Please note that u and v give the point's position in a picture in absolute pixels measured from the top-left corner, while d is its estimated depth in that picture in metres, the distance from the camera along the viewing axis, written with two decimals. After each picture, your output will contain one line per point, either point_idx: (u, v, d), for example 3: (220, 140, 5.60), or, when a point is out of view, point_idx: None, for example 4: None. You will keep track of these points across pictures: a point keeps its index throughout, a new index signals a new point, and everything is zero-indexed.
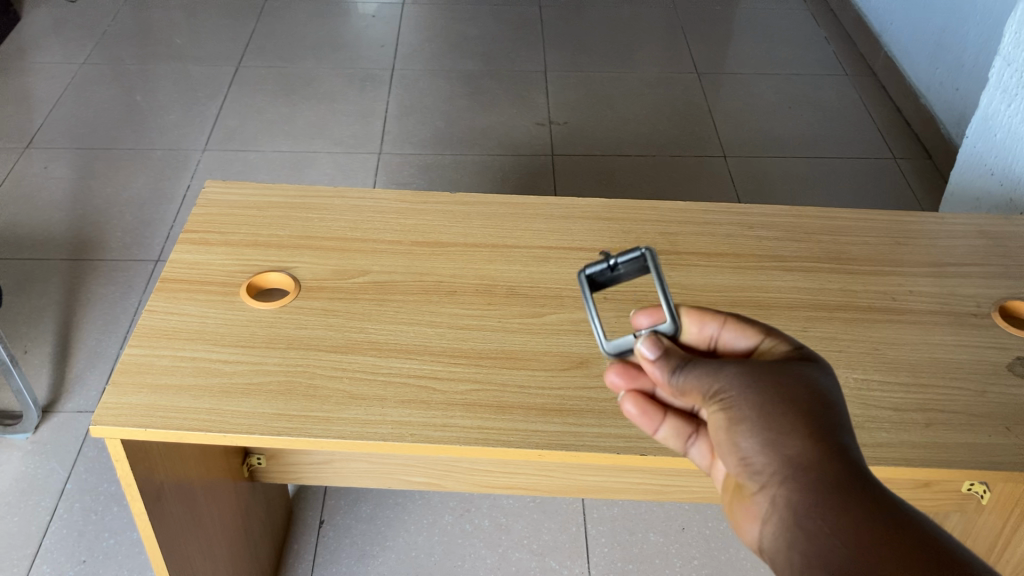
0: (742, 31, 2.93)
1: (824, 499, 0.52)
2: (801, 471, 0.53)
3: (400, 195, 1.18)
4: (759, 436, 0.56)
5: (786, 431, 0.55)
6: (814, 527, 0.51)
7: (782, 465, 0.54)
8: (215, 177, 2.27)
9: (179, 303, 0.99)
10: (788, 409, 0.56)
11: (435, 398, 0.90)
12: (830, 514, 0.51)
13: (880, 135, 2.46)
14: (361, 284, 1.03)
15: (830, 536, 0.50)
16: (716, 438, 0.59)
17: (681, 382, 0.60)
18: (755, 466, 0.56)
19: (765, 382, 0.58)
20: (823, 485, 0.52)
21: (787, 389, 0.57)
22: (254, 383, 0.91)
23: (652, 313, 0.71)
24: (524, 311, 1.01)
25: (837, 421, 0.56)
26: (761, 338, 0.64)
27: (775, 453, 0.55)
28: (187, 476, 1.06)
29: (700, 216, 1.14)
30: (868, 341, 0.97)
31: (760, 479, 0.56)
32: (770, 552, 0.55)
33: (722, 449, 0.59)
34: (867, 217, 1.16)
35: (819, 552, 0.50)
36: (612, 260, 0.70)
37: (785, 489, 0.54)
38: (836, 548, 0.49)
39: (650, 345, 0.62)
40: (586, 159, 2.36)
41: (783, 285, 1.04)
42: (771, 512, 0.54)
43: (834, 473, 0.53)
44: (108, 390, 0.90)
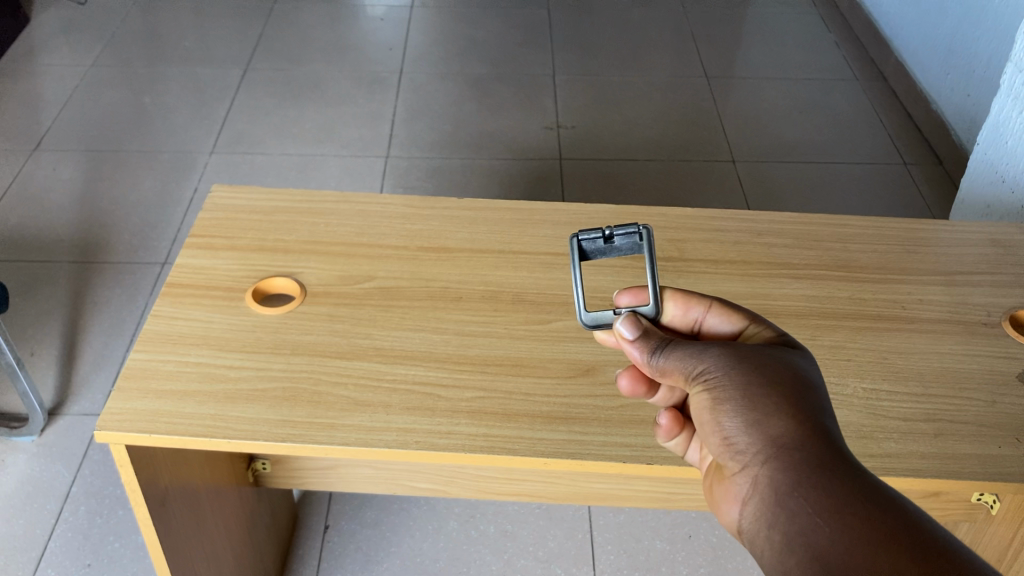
0: (751, 35, 2.92)
1: (802, 473, 0.53)
2: (782, 447, 0.55)
3: (407, 200, 1.17)
4: (742, 416, 0.57)
5: (768, 411, 0.57)
6: (792, 500, 0.52)
7: (763, 444, 0.56)
8: (223, 180, 2.27)
9: (184, 308, 0.99)
10: (771, 389, 0.57)
11: (441, 405, 0.90)
12: (807, 486, 0.52)
13: (890, 141, 2.45)
14: (367, 289, 1.03)
15: (806, 508, 0.51)
16: (702, 421, 0.61)
17: (662, 362, 0.64)
18: (739, 446, 0.57)
19: (750, 366, 0.60)
20: (801, 460, 0.53)
21: (771, 373, 0.59)
22: (259, 389, 0.91)
23: (634, 293, 0.73)
24: (531, 318, 1.00)
25: (819, 403, 0.57)
26: (745, 324, 0.67)
27: (757, 432, 0.56)
28: (192, 481, 1.06)
29: (707, 223, 1.13)
30: (877, 350, 0.97)
31: (742, 459, 0.57)
32: (753, 531, 0.55)
33: (708, 433, 0.60)
34: (876, 225, 1.15)
35: (797, 526, 0.51)
36: (609, 231, 0.71)
37: (766, 466, 0.55)
38: (812, 519, 0.50)
39: (629, 325, 0.66)
40: (594, 164, 2.35)
41: (791, 293, 1.03)
42: (753, 490, 0.55)
43: (813, 449, 0.54)
44: (113, 394, 0.89)
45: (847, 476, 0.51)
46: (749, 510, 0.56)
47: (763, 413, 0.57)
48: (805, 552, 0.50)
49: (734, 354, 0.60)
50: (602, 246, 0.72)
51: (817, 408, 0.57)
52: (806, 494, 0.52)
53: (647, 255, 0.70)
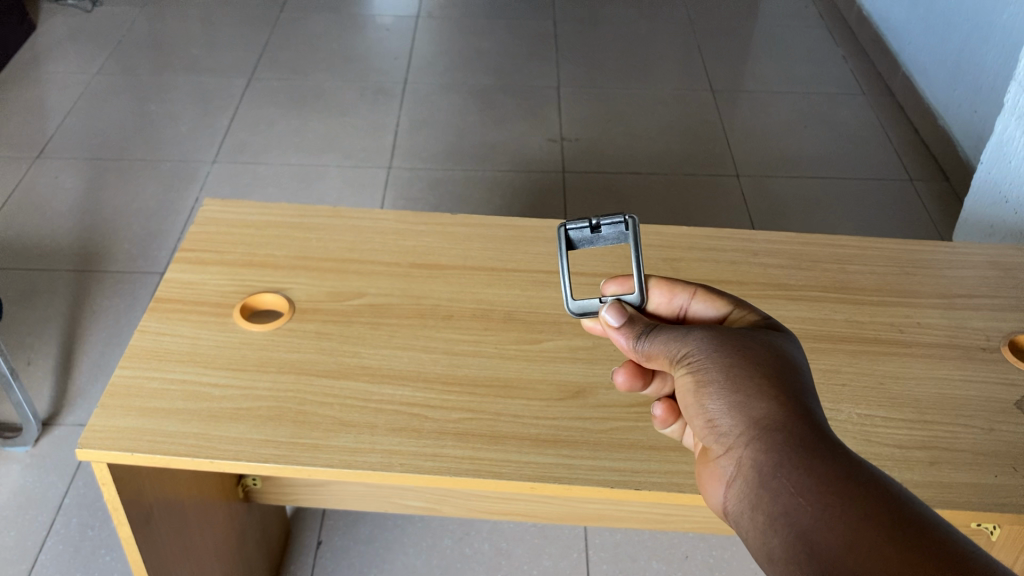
0: (757, 48, 2.91)
1: (783, 453, 0.54)
2: (767, 430, 0.56)
3: (400, 215, 1.16)
4: (726, 398, 0.59)
5: (752, 393, 0.58)
6: (774, 479, 0.53)
7: (746, 426, 0.57)
8: (225, 190, 2.27)
9: (171, 324, 0.98)
10: (754, 373, 0.59)
11: (427, 426, 0.88)
12: (791, 470, 0.53)
13: (897, 156, 2.43)
14: (356, 306, 1.02)
15: (787, 488, 0.52)
16: (688, 405, 0.62)
17: (647, 347, 0.66)
18: (723, 430, 0.59)
19: (734, 350, 0.61)
20: (783, 440, 0.55)
21: (756, 357, 0.60)
22: (243, 408, 0.89)
23: (620, 282, 0.75)
24: (522, 337, 0.99)
25: (802, 385, 0.59)
26: (729, 308, 0.70)
27: (740, 414, 0.58)
28: (179, 498, 1.05)
29: (703, 241, 1.12)
30: (872, 374, 0.95)
31: (727, 441, 0.58)
32: (736, 514, 0.57)
33: (694, 417, 0.62)
34: (875, 245, 1.13)
35: (779, 505, 0.52)
36: (596, 221, 0.72)
37: (748, 447, 0.56)
38: (796, 500, 0.51)
39: (615, 313, 0.68)
40: (597, 177, 2.34)
41: (787, 315, 1.02)
42: (736, 472, 0.57)
43: (796, 430, 0.55)
44: (97, 412, 0.88)
45: (828, 456, 0.53)
46: (732, 491, 0.57)
47: (747, 395, 0.58)
48: (787, 532, 0.51)
49: (719, 339, 0.62)
50: (589, 235, 0.74)
51: (800, 390, 0.58)
52: (787, 474, 0.53)
53: (634, 244, 0.72)
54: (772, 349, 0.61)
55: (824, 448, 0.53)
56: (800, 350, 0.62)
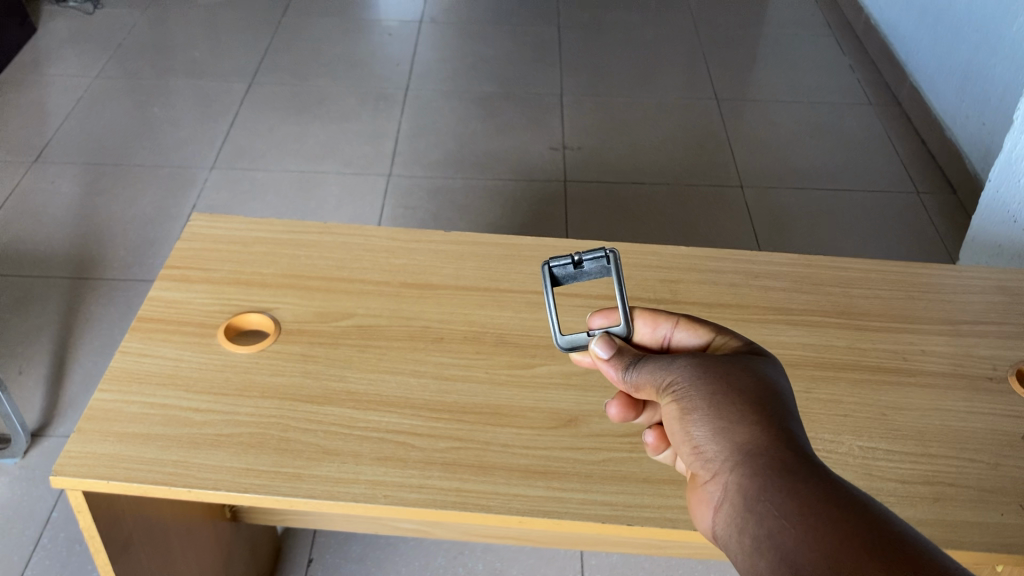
0: (764, 57, 2.88)
1: (767, 477, 0.53)
2: (751, 454, 0.55)
3: (392, 233, 1.13)
4: (710, 425, 0.58)
5: (736, 420, 0.57)
6: (758, 503, 0.52)
7: (732, 452, 0.56)
8: (223, 196, 2.24)
9: (154, 344, 0.96)
10: (737, 398, 0.58)
11: (413, 455, 0.85)
12: (775, 492, 0.52)
13: (903, 168, 2.40)
14: (344, 328, 0.99)
15: (772, 511, 0.51)
16: (674, 433, 0.61)
17: (635, 378, 0.65)
18: (708, 455, 0.58)
19: (718, 376, 0.61)
20: (768, 465, 0.54)
21: (738, 382, 0.60)
22: (225, 434, 0.87)
23: (606, 314, 0.74)
24: (513, 362, 0.96)
25: (787, 412, 0.58)
26: (712, 336, 0.68)
27: (726, 440, 0.57)
28: (161, 521, 1.02)
29: (702, 262, 1.09)
30: (875, 405, 0.92)
31: (713, 467, 0.57)
32: (725, 539, 0.55)
33: (681, 444, 0.61)
34: (879, 267, 1.10)
35: (764, 528, 0.51)
36: (578, 256, 0.71)
37: (734, 472, 0.55)
38: (780, 522, 0.50)
39: (604, 344, 0.68)
40: (598, 187, 2.31)
41: (787, 341, 0.99)
42: (723, 497, 0.56)
43: (780, 455, 0.54)
44: (74, 437, 0.86)
45: (812, 479, 0.52)
46: (720, 516, 0.56)
47: (732, 422, 0.58)
48: (772, 554, 0.50)
49: (703, 366, 0.62)
50: (572, 271, 0.72)
51: (785, 416, 0.57)
52: (770, 497, 0.52)
53: (616, 276, 0.70)
54: (756, 374, 0.61)
55: (807, 471, 0.52)
56: (785, 376, 0.62)
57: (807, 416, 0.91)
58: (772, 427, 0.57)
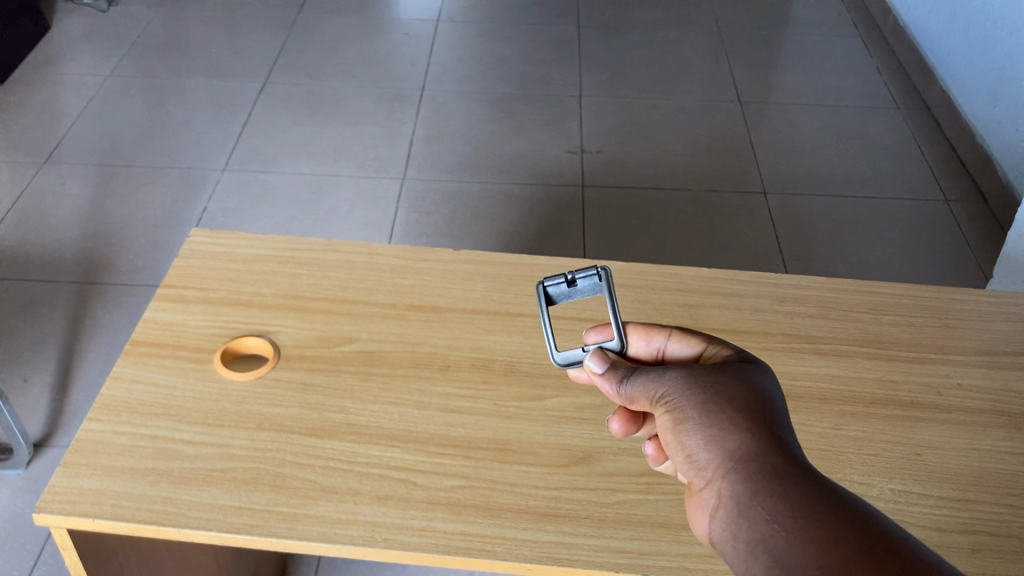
0: (788, 59, 2.81)
1: (758, 482, 0.55)
2: (741, 460, 0.57)
3: (400, 251, 1.09)
4: (701, 433, 0.60)
5: (726, 427, 0.59)
6: (749, 507, 0.54)
7: (722, 459, 0.58)
8: (234, 200, 2.20)
9: (147, 370, 0.91)
10: (727, 405, 0.60)
11: (415, 494, 0.80)
12: (766, 498, 0.54)
13: (932, 175, 2.33)
14: (347, 353, 0.94)
15: (763, 517, 0.53)
16: (667, 442, 0.63)
17: (629, 390, 0.67)
18: (700, 462, 0.59)
19: (707, 385, 0.62)
20: (758, 470, 0.55)
21: (728, 390, 0.61)
22: (218, 469, 0.82)
23: (601, 330, 0.77)
24: (523, 393, 0.91)
25: (775, 415, 0.59)
26: (703, 346, 0.70)
27: (717, 447, 0.59)
28: (157, 552, 0.97)
29: (725, 285, 1.04)
30: (908, 444, 0.86)
31: (705, 473, 0.59)
32: (719, 543, 0.57)
33: (674, 452, 0.62)
34: (911, 292, 1.05)
35: (756, 533, 0.53)
36: (571, 274, 0.72)
37: (726, 479, 0.57)
38: (773, 527, 0.52)
39: (598, 360, 0.70)
40: (616, 192, 2.25)
41: (813, 372, 0.93)
42: (715, 503, 0.57)
43: (770, 460, 0.56)
44: (60, 470, 0.82)
45: (800, 484, 0.53)
46: (714, 522, 0.57)
47: (721, 429, 0.59)
48: (766, 558, 0.51)
49: (693, 376, 0.63)
50: (567, 289, 0.74)
51: (773, 420, 0.59)
52: (762, 502, 0.54)
53: (609, 295, 0.72)
54: (744, 380, 0.62)
55: (796, 475, 0.54)
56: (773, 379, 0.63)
57: (836, 455, 0.85)
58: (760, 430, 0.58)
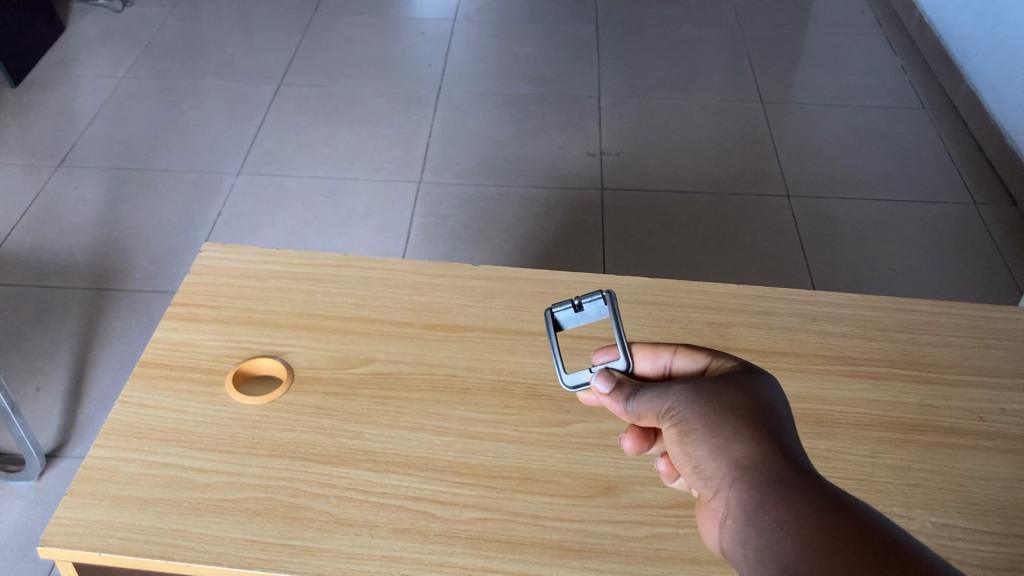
0: (811, 57, 2.76)
1: (763, 491, 0.54)
2: (745, 469, 0.56)
3: (417, 266, 1.05)
4: (706, 442, 0.59)
5: (729, 436, 0.58)
6: (755, 516, 0.53)
7: (727, 468, 0.57)
8: (250, 204, 2.17)
9: (157, 394, 0.88)
10: (730, 415, 0.59)
11: (434, 527, 0.77)
12: (770, 506, 0.53)
13: (960, 176, 2.27)
14: (363, 376, 0.91)
15: (769, 525, 0.52)
16: (674, 454, 0.62)
17: (635, 407, 0.65)
18: (705, 473, 0.59)
19: (711, 395, 0.61)
20: (763, 478, 0.54)
21: (732, 398, 0.60)
22: (229, 499, 0.79)
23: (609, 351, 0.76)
24: (546, 419, 0.87)
25: (779, 423, 0.58)
26: (708, 359, 0.69)
27: (721, 457, 0.58)
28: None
29: (754, 303, 1.00)
30: (950, 474, 0.82)
31: (710, 484, 0.58)
32: (727, 553, 0.56)
33: (680, 464, 0.62)
34: (948, 310, 1.00)
35: (763, 541, 0.52)
36: (577, 300, 0.72)
37: (730, 488, 0.56)
38: (777, 534, 0.51)
39: (603, 379, 0.69)
40: (637, 195, 2.21)
41: (849, 397, 0.89)
42: (723, 512, 0.56)
43: (774, 467, 0.55)
44: (67, 501, 0.79)
45: (806, 490, 0.53)
46: (722, 531, 0.56)
47: (726, 438, 0.58)
48: (772, 566, 0.51)
49: (696, 387, 0.62)
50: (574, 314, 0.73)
51: (778, 428, 0.58)
52: (767, 509, 0.53)
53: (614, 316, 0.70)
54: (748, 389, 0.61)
55: (801, 482, 0.53)
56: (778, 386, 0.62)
57: (875, 486, 0.81)
58: (765, 437, 0.57)
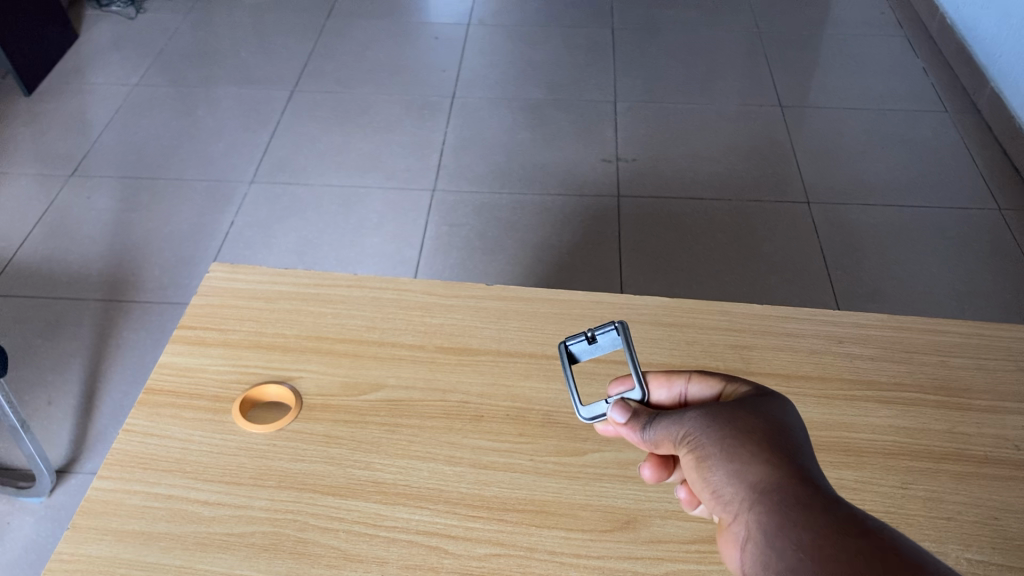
0: (831, 60, 2.72)
1: (781, 512, 0.52)
2: (764, 492, 0.55)
3: (429, 286, 1.02)
4: (723, 468, 0.58)
5: (746, 459, 0.57)
6: (774, 539, 0.52)
7: (745, 493, 0.56)
8: (262, 213, 2.15)
9: (162, 422, 0.86)
10: (747, 439, 0.58)
11: (447, 563, 0.74)
12: (788, 527, 0.51)
13: (984, 181, 2.22)
14: (373, 403, 0.88)
15: (788, 546, 0.51)
16: (693, 482, 0.61)
17: (653, 435, 0.64)
18: (724, 498, 0.57)
19: (726, 420, 0.60)
20: (780, 500, 0.53)
21: (748, 423, 0.59)
22: (235, 534, 0.76)
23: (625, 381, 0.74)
24: (562, 448, 0.84)
25: (797, 446, 0.57)
26: (723, 384, 0.67)
27: (738, 480, 0.57)
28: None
29: (777, 324, 0.96)
30: (984, 507, 0.79)
31: (729, 509, 0.57)
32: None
33: (700, 492, 0.60)
34: (980, 331, 0.96)
35: (781, 562, 0.50)
36: (589, 333, 0.70)
37: (748, 512, 0.55)
38: (796, 555, 0.50)
39: (620, 410, 0.67)
40: (654, 202, 2.18)
41: (877, 424, 0.86)
42: (743, 536, 0.55)
43: (793, 489, 0.54)
44: (68, 535, 0.76)
45: (823, 510, 0.51)
46: (742, 557, 0.55)
47: (744, 463, 0.57)
48: None
49: (712, 413, 0.61)
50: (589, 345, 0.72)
51: (796, 451, 0.57)
52: (785, 531, 0.51)
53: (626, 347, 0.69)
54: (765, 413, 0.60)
55: (819, 503, 0.52)
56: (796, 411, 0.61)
57: (906, 519, 0.78)
58: (782, 460, 0.56)
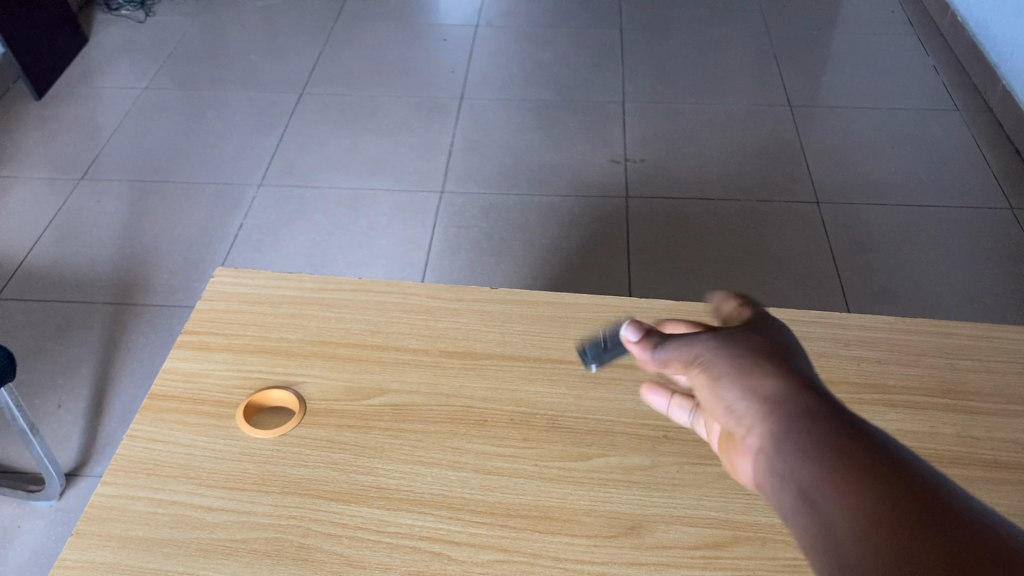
0: (841, 59, 2.70)
1: (789, 420, 0.52)
2: (772, 403, 0.54)
3: (433, 290, 1.02)
4: (734, 384, 0.58)
5: (759, 376, 0.57)
6: (778, 443, 0.51)
7: (754, 404, 0.55)
8: (271, 216, 2.15)
9: (166, 428, 0.86)
10: (762, 362, 0.58)
11: (449, 569, 0.74)
12: (794, 434, 0.51)
13: (996, 180, 2.20)
14: (377, 408, 0.88)
15: (792, 450, 0.50)
16: (705, 400, 0.61)
17: (663, 355, 0.64)
18: (733, 409, 0.57)
19: (742, 345, 0.60)
20: (787, 409, 0.53)
21: (764, 351, 0.59)
22: (238, 540, 0.76)
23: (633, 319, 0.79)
24: (566, 452, 0.84)
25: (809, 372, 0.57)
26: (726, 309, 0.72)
27: (748, 393, 0.56)
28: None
29: (783, 326, 0.96)
30: (993, 512, 0.78)
31: (737, 421, 0.56)
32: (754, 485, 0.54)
33: (710, 409, 0.60)
34: (990, 333, 0.96)
35: (784, 465, 0.50)
36: None
37: (756, 420, 0.54)
38: (798, 457, 0.49)
39: (635, 328, 0.67)
40: (663, 203, 2.17)
41: (885, 428, 0.85)
42: (752, 444, 0.54)
43: (802, 401, 0.54)
44: (72, 541, 0.77)
45: (837, 421, 0.51)
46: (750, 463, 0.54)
47: (755, 378, 0.57)
48: (791, 486, 0.49)
49: (727, 338, 0.61)
50: None
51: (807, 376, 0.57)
52: (791, 435, 0.51)
53: None
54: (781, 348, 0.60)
55: (833, 413, 0.51)
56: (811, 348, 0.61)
57: None
58: (800, 382, 0.56)
